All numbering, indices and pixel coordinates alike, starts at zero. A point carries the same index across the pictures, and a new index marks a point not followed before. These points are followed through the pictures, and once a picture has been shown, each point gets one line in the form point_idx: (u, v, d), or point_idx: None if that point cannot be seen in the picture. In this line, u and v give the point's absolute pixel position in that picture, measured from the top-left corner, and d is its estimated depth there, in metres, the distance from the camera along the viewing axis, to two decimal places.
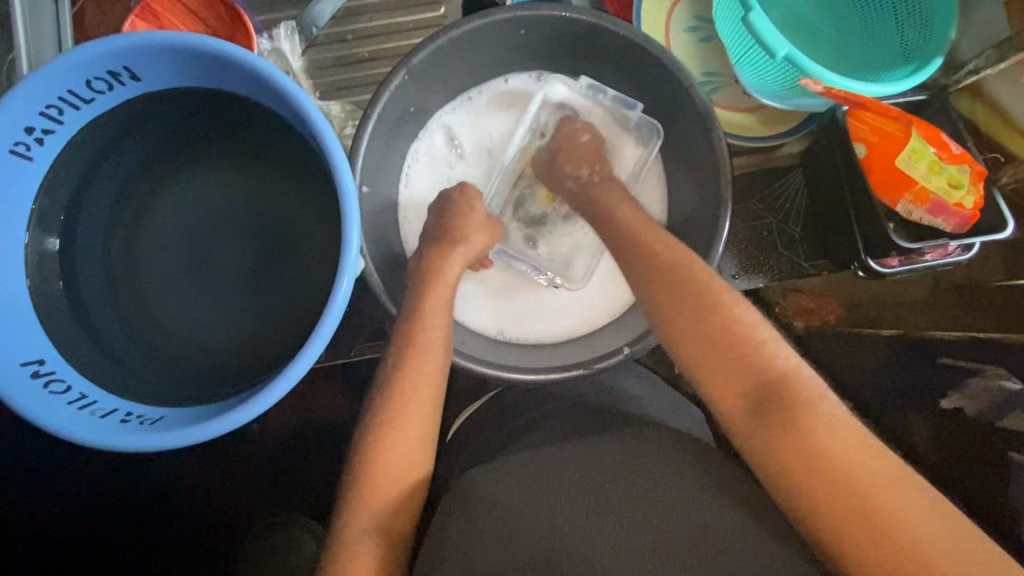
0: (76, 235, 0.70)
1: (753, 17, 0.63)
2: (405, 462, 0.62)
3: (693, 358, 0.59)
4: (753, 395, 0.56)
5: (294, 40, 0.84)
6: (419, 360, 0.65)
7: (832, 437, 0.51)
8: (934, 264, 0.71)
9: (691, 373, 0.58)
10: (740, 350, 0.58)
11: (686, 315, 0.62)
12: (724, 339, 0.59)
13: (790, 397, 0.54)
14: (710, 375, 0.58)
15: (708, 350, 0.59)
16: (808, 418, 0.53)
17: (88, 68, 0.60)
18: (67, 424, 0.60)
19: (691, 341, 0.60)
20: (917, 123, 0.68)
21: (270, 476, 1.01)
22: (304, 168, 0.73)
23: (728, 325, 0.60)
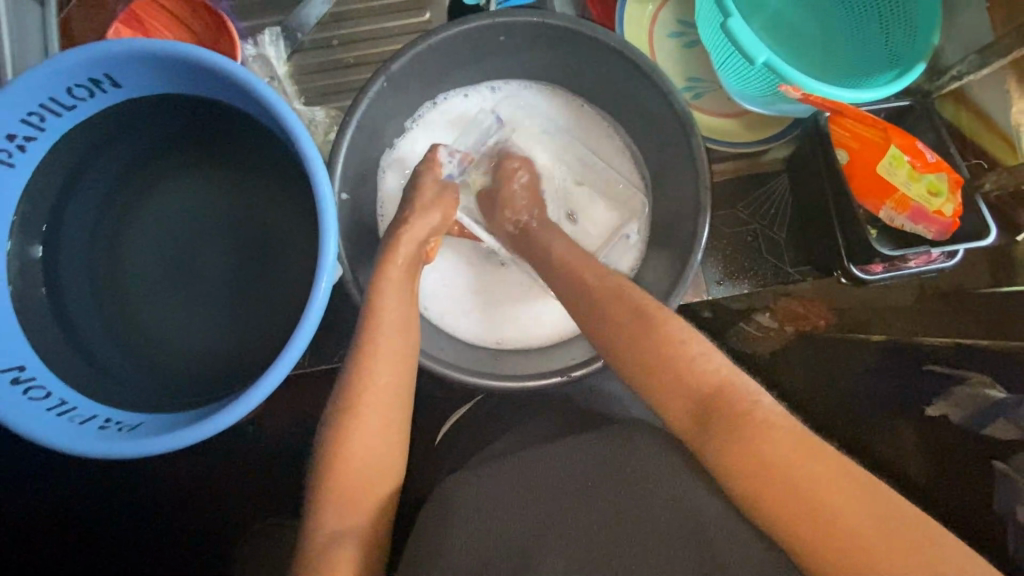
0: (60, 242, 0.70)
1: (732, 24, 0.63)
2: (373, 468, 0.61)
3: (638, 370, 0.60)
4: (700, 405, 0.56)
5: (278, 45, 0.85)
6: (380, 366, 0.63)
7: (773, 440, 0.51)
8: (918, 270, 0.69)
9: (668, 381, 0.58)
10: (674, 360, 0.58)
11: (625, 327, 0.62)
12: (660, 351, 0.59)
13: (728, 405, 0.54)
14: (671, 382, 0.57)
15: (652, 364, 0.59)
16: (751, 429, 0.52)
17: (68, 76, 0.60)
18: (44, 431, 0.60)
19: (634, 352, 0.60)
20: (896, 130, 0.67)
21: (257, 480, 1.01)
22: (285, 174, 0.73)
23: (658, 337, 0.60)
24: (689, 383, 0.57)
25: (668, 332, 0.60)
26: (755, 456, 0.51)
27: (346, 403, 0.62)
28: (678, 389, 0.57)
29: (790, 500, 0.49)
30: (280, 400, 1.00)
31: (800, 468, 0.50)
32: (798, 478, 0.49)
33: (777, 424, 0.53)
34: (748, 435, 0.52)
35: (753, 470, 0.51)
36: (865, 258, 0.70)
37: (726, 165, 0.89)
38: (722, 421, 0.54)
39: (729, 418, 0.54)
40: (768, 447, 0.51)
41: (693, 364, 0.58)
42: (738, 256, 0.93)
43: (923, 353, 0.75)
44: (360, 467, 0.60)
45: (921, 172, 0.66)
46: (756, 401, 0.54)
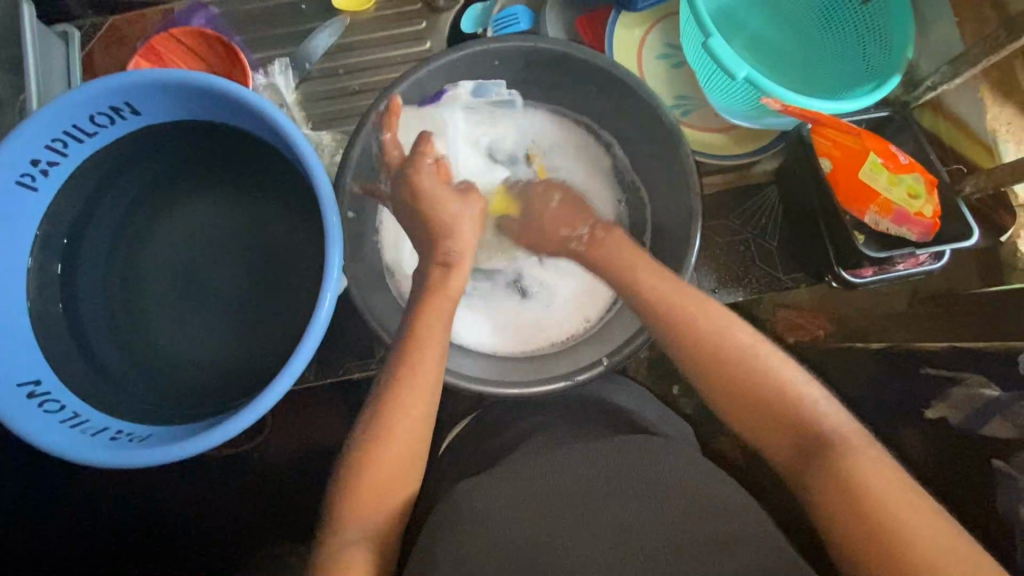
0: (79, 261, 0.74)
1: (712, 43, 0.66)
2: (393, 478, 0.62)
3: (726, 401, 0.60)
4: (791, 432, 0.57)
5: (287, 75, 0.89)
6: (414, 384, 0.64)
7: (857, 465, 0.52)
8: (906, 273, 0.72)
9: (723, 396, 0.60)
10: (776, 396, 0.58)
11: (705, 352, 0.61)
12: (752, 381, 0.59)
13: (824, 436, 0.55)
14: (745, 397, 0.59)
15: (739, 394, 0.59)
16: (837, 451, 0.54)
17: (92, 104, 0.64)
18: (57, 441, 0.62)
19: (716, 373, 0.60)
20: (874, 137, 0.70)
21: (266, 499, 1.02)
22: (294, 192, 0.76)
23: (762, 375, 0.59)
24: (787, 419, 0.57)
25: (774, 367, 0.59)
26: (850, 488, 0.52)
27: (375, 418, 0.64)
28: (737, 403, 0.59)
29: (853, 517, 0.50)
30: (289, 419, 1.01)
31: (873, 491, 0.51)
32: (873, 496, 0.51)
33: (875, 465, 0.53)
34: (844, 469, 0.53)
35: (843, 504, 0.52)
36: (854, 262, 0.72)
37: (715, 177, 0.86)
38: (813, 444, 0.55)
39: (829, 455, 0.54)
40: (860, 483, 0.52)
41: (805, 406, 0.57)
42: (731, 265, 0.86)
43: (920, 357, 0.76)
44: (383, 478, 0.62)
45: (901, 176, 0.69)
46: (863, 443, 0.55)
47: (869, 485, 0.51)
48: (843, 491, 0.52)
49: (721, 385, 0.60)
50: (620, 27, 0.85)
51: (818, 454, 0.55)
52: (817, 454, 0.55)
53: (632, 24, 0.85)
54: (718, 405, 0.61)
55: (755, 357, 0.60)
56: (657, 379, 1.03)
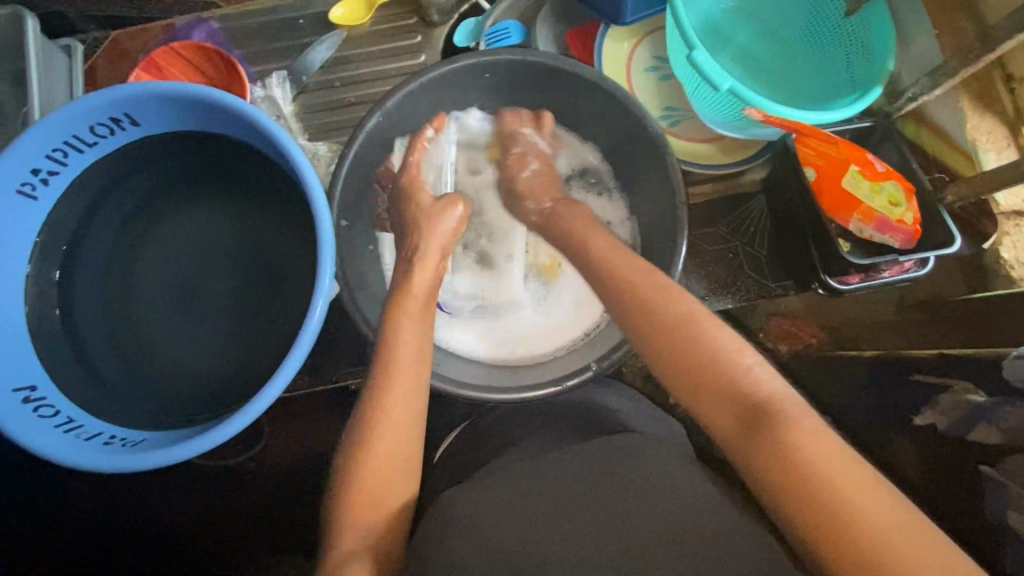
0: (77, 268, 0.75)
1: (695, 56, 0.68)
2: (392, 474, 0.62)
3: (663, 372, 0.54)
4: (740, 407, 0.50)
5: (285, 87, 0.92)
6: (392, 386, 0.65)
7: (810, 442, 0.46)
8: (892, 280, 0.73)
9: (666, 370, 0.54)
10: (718, 362, 0.52)
11: (663, 334, 0.55)
12: (696, 352, 0.53)
13: (776, 413, 0.48)
14: (684, 369, 0.53)
15: (678, 368, 0.53)
16: (790, 428, 0.47)
17: (91, 115, 0.66)
18: (51, 446, 0.63)
19: (661, 348, 0.54)
20: (857, 146, 0.71)
21: (259, 505, 1.02)
22: (288, 200, 0.78)
23: (697, 339, 0.53)
24: (724, 384, 0.51)
25: (710, 330, 0.54)
26: (793, 467, 0.45)
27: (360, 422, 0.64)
28: (682, 375, 0.53)
29: (813, 505, 0.44)
30: (284, 425, 1.02)
31: (837, 477, 0.44)
32: (830, 477, 0.44)
33: (809, 430, 0.47)
34: (780, 440, 0.47)
35: (784, 477, 0.46)
36: (840, 269, 0.73)
37: (703, 187, 0.87)
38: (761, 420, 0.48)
39: (768, 424, 0.48)
40: (797, 452, 0.46)
41: (743, 372, 0.51)
42: (720, 273, 0.88)
43: (908, 363, 0.77)
44: (381, 474, 0.62)
45: (884, 184, 0.70)
46: (808, 417, 0.48)
47: (823, 462, 0.45)
48: (799, 475, 0.45)
49: (667, 361, 0.54)
50: (609, 40, 0.87)
51: (764, 431, 0.48)
52: (768, 431, 0.48)
53: (621, 39, 0.87)
54: (662, 381, 0.55)
55: (698, 329, 0.54)
56: (652, 386, 1.03)
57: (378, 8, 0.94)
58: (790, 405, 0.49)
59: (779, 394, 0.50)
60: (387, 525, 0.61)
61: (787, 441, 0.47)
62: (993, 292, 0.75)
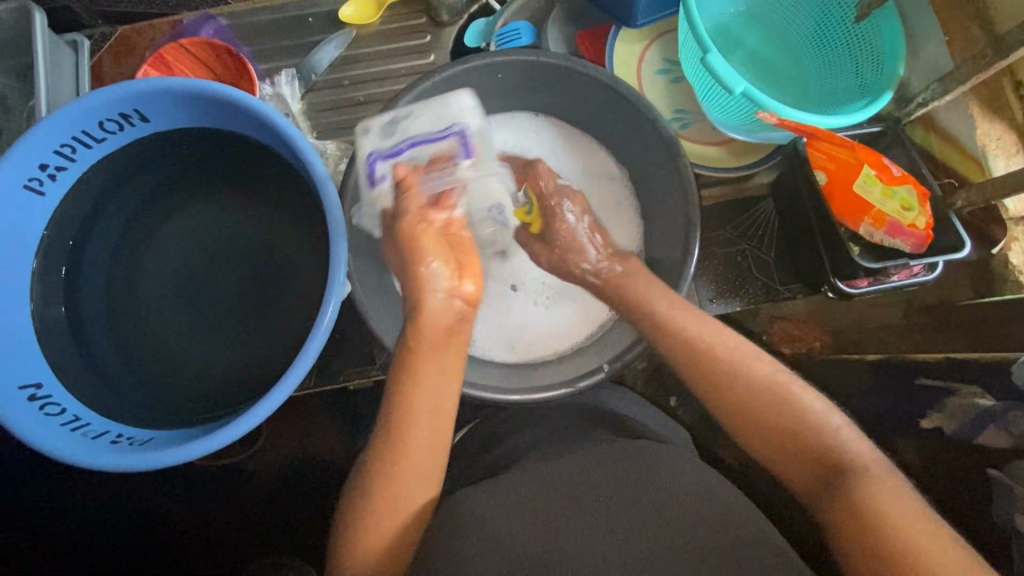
0: (82, 265, 0.74)
1: (710, 58, 0.68)
2: (421, 464, 0.63)
3: (743, 429, 0.63)
4: (818, 465, 0.59)
5: (293, 85, 0.91)
6: (413, 414, 0.63)
7: (874, 495, 0.54)
8: (901, 284, 0.73)
9: (742, 430, 0.63)
10: (805, 426, 0.60)
11: (744, 405, 0.63)
12: (775, 413, 0.62)
13: (850, 473, 0.57)
14: (759, 430, 0.62)
15: (763, 430, 0.62)
16: (862, 485, 0.55)
17: (101, 110, 0.65)
18: (58, 444, 0.62)
19: (739, 406, 0.63)
20: (868, 151, 0.71)
21: (263, 506, 1.01)
22: (297, 199, 0.77)
23: (782, 408, 0.61)
24: (807, 449, 0.60)
25: (799, 398, 0.62)
26: (868, 519, 0.53)
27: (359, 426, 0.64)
28: (756, 429, 0.62)
29: (877, 549, 0.52)
30: (288, 427, 1.01)
31: (903, 528, 0.51)
32: (899, 530, 0.52)
33: (886, 488, 0.55)
34: (859, 496, 0.55)
35: (862, 530, 0.53)
36: (849, 273, 0.73)
37: (712, 189, 0.87)
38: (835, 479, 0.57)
39: (850, 485, 0.56)
40: (871, 504, 0.54)
41: (828, 438, 0.59)
42: (729, 277, 0.87)
43: (916, 367, 0.78)
44: (411, 467, 0.62)
45: (894, 190, 0.70)
46: (881, 471, 0.56)
47: (891, 516, 0.53)
48: (869, 525, 0.53)
49: (743, 420, 0.63)
50: (619, 42, 0.87)
51: (837, 486, 0.57)
52: (840, 490, 0.56)
53: (631, 40, 0.87)
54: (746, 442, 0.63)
55: (784, 399, 0.62)
56: (657, 390, 1.04)
57: (387, 7, 0.94)
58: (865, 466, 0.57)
59: (856, 453, 0.58)
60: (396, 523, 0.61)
61: (856, 497, 0.55)
62: (1002, 297, 0.74)
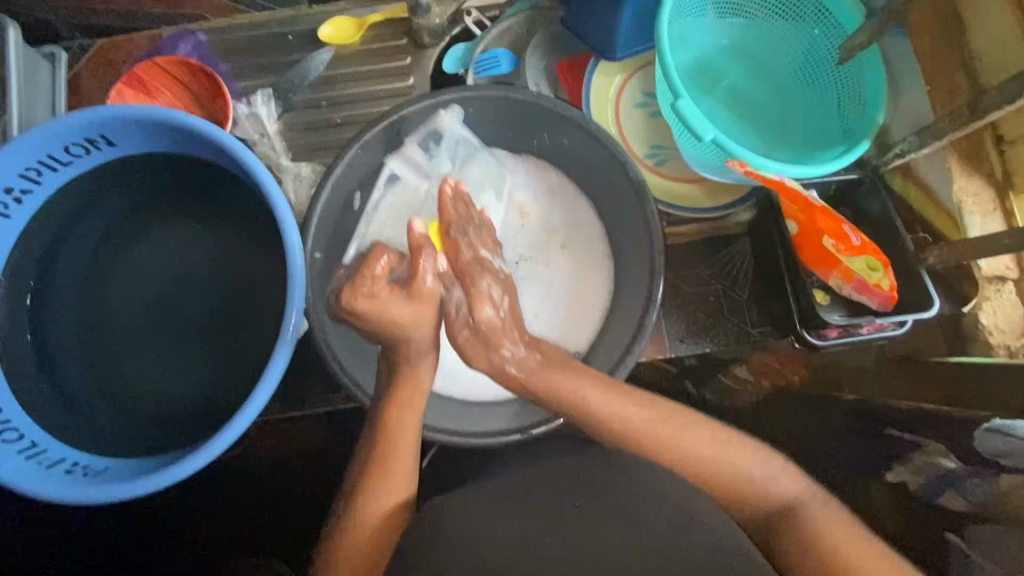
0: (48, 285, 0.74)
1: (680, 104, 0.66)
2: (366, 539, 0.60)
3: (674, 470, 0.58)
4: (763, 515, 0.58)
5: (269, 105, 0.91)
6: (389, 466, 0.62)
7: (830, 544, 0.54)
8: (869, 337, 0.72)
9: (676, 467, 0.59)
10: (738, 464, 0.58)
11: (687, 429, 0.59)
12: (711, 454, 0.58)
13: (788, 518, 0.57)
14: (694, 465, 0.58)
15: (706, 454, 0.59)
16: (798, 523, 0.56)
17: (67, 136, 0.65)
18: (12, 473, 0.62)
19: (668, 439, 0.58)
20: (827, 210, 0.68)
21: (219, 525, 0.97)
22: (264, 226, 0.76)
23: (727, 444, 0.59)
24: (749, 484, 0.58)
25: (753, 452, 0.59)
26: (815, 547, 0.55)
27: None
28: (693, 470, 0.58)
29: (814, 565, 0.54)
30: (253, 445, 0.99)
31: (843, 553, 0.54)
32: (840, 552, 0.54)
33: (835, 522, 0.56)
34: (807, 530, 0.56)
35: (812, 551, 0.55)
36: (818, 324, 0.72)
37: (689, 227, 0.85)
38: (779, 518, 0.57)
39: (790, 518, 0.57)
40: (832, 545, 0.54)
41: (772, 486, 0.58)
42: (702, 316, 0.86)
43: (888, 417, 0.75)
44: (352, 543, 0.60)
45: (844, 255, 0.68)
46: (820, 506, 0.58)
47: (841, 549, 0.54)
48: (815, 550, 0.54)
49: (674, 460, 0.58)
50: (598, 75, 0.86)
51: (784, 527, 0.57)
52: (770, 520, 0.58)
53: (611, 73, 0.86)
54: (681, 480, 0.58)
55: (718, 446, 0.59)
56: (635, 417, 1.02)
57: (368, 28, 0.93)
58: (784, 503, 0.58)
59: (790, 502, 0.58)
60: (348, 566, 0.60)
61: (801, 532, 0.56)
62: (971, 358, 0.72)
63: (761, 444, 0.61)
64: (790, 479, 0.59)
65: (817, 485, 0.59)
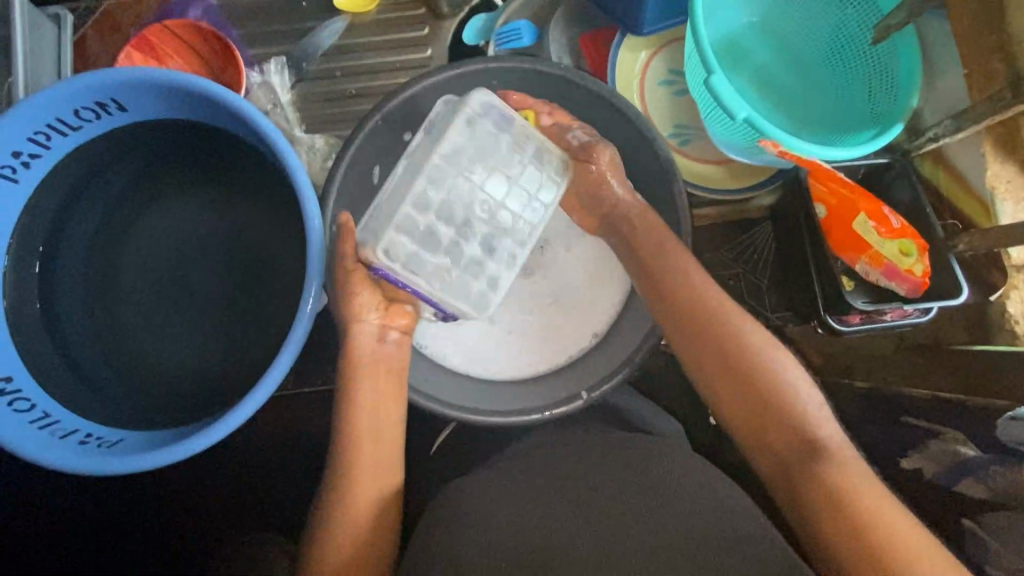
0: (57, 254, 0.72)
1: (714, 81, 0.65)
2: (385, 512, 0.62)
3: (711, 373, 0.60)
4: (795, 442, 0.56)
5: (283, 74, 0.88)
6: (367, 444, 0.64)
7: (846, 473, 0.52)
8: (893, 324, 0.71)
9: (706, 377, 0.61)
10: (772, 389, 0.58)
11: (727, 366, 0.60)
12: (749, 370, 0.59)
13: (808, 441, 0.55)
14: (727, 373, 0.60)
15: (738, 387, 0.59)
16: (825, 453, 0.54)
17: (77, 98, 0.63)
18: (25, 443, 0.61)
19: (706, 346, 0.61)
20: (866, 194, 0.70)
21: (227, 501, 0.96)
22: (280, 198, 0.75)
23: (762, 374, 0.59)
24: (784, 421, 0.56)
25: (791, 383, 0.58)
26: (840, 492, 0.51)
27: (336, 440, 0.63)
28: (726, 380, 0.59)
29: (833, 509, 0.51)
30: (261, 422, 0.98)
31: (860, 492, 0.51)
32: (860, 499, 0.50)
33: (855, 469, 0.53)
34: (825, 471, 0.53)
35: (828, 494, 0.52)
36: (841, 309, 0.71)
37: (710, 210, 0.84)
38: (806, 452, 0.55)
39: (819, 455, 0.54)
40: (847, 486, 0.51)
41: (806, 418, 0.57)
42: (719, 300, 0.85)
43: (904, 404, 0.75)
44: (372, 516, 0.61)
45: (886, 237, 0.69)
46: (848, 455, 0.55)
47: (856, 489, 0.51)
48: (845, 497, 0.51)
49: (706, 367, 0.61)
50: (624, 50, 0.83)
51: (810, 460, 0.54)
52: (786, 448, 0.56)
53: (636, 48, 0.83)
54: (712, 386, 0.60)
55: (758, 362, 0.59)
56: None
57: None
58: (812, 432, 0.56)
59: (822, 429, 0.56)
60: (371, 535, 0.61)
61: (826, 469, 0.53)
62: (996, 347, 0.71)
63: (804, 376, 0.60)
64: (817, 416, 0.57)
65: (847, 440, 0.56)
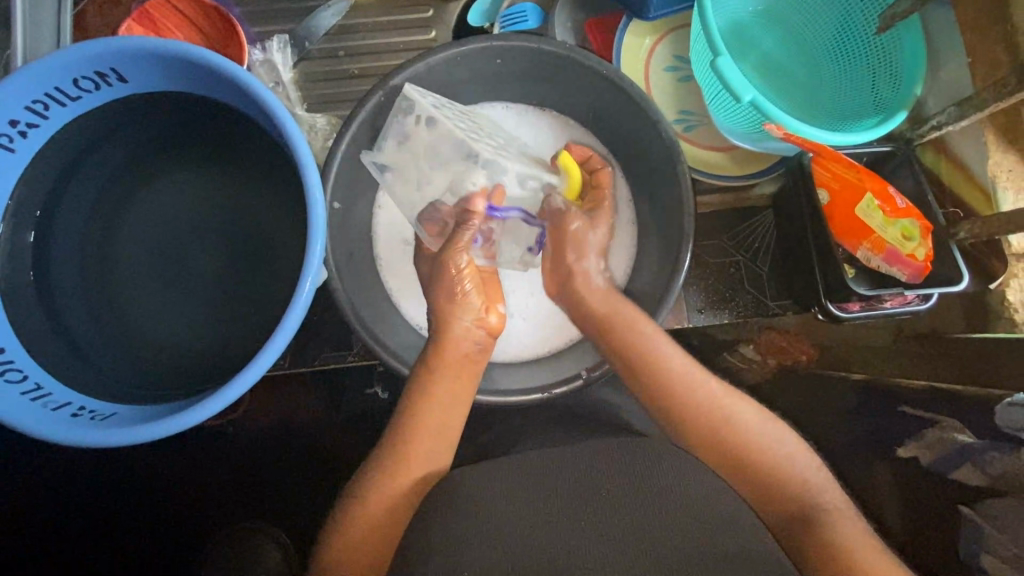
0: (52, 226, 0.71)
1: (720, 62, 0.64)
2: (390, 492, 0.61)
3: (691, 439, 0.65)
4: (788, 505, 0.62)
5: (285, 52, 0.87)
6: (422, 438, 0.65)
7: (843, 531, 0.59)
8: (893, 311, 0.71)
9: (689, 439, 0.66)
10: (744, 443, 0.64)
11: (703, 434, 0.65)
12: (724, 432, 0.65)
13: (800, 502, 0.62)
14: (705, 436, 0.65)
15: (715, 449, 0.65)
16: (820, 516, 0.60)
17: (76, 67, 0.62)
18: (16, 416, 0.60)
19: (678, 414, 0.66)
20: (872, 175, 0.71)
21: (223, 484, 0.96)
22: (281, 175, 0.74)
23: (734, 431, 0.65)
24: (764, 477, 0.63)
25: (758, 435, 0.65)
26: (845, 556, 0.57)
27: None
28: (711, 446, 0.65)
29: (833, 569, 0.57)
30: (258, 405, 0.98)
31: (860, 553, 0.57)
32: (859, 558, 0.57)
33: (852, 527, 0.60)
34: (829, 533, 0.59)
35: (829, 553, 0.57)
36: (842, 296, 0.71)
37: (712, 196, 0.84)
38: (800, 520, 0.61)
39: (812, 516, 0.61)
40: (845, 546, 0.58)
41: (789, 475, 0.63)
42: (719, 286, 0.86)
43: (899, 392, 0.76)
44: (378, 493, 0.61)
45: (894, 218, 0.69)
46: (848, 514, 0.61)
47: (857, 550, 0.57)
48: (848, 559, 0.57)
49: (684, 431, 0.66)
50: (628, 34, 0.83)
51: (807, 525, 0.60)
52: (784, 508, 0.62)
53: (641, 33, 0.83)
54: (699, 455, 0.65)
55: (727, 421, 0.65)
56: None
57: None
58: (800, 486, 0.63)
59: (809, 490, 0.62)
60: (371, 512, 0.61)
61: (825, 533, 0.59)
62: (992, 334, 0.73)
63: (784, 438, 0.66)
64: (802, 469, 0.64)
65: (842, 494, 0.63)
